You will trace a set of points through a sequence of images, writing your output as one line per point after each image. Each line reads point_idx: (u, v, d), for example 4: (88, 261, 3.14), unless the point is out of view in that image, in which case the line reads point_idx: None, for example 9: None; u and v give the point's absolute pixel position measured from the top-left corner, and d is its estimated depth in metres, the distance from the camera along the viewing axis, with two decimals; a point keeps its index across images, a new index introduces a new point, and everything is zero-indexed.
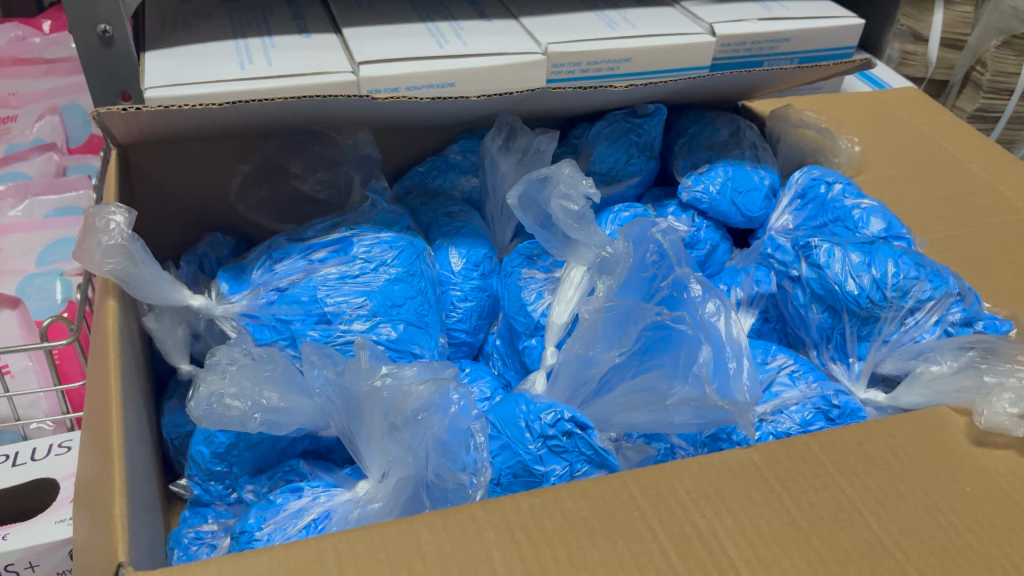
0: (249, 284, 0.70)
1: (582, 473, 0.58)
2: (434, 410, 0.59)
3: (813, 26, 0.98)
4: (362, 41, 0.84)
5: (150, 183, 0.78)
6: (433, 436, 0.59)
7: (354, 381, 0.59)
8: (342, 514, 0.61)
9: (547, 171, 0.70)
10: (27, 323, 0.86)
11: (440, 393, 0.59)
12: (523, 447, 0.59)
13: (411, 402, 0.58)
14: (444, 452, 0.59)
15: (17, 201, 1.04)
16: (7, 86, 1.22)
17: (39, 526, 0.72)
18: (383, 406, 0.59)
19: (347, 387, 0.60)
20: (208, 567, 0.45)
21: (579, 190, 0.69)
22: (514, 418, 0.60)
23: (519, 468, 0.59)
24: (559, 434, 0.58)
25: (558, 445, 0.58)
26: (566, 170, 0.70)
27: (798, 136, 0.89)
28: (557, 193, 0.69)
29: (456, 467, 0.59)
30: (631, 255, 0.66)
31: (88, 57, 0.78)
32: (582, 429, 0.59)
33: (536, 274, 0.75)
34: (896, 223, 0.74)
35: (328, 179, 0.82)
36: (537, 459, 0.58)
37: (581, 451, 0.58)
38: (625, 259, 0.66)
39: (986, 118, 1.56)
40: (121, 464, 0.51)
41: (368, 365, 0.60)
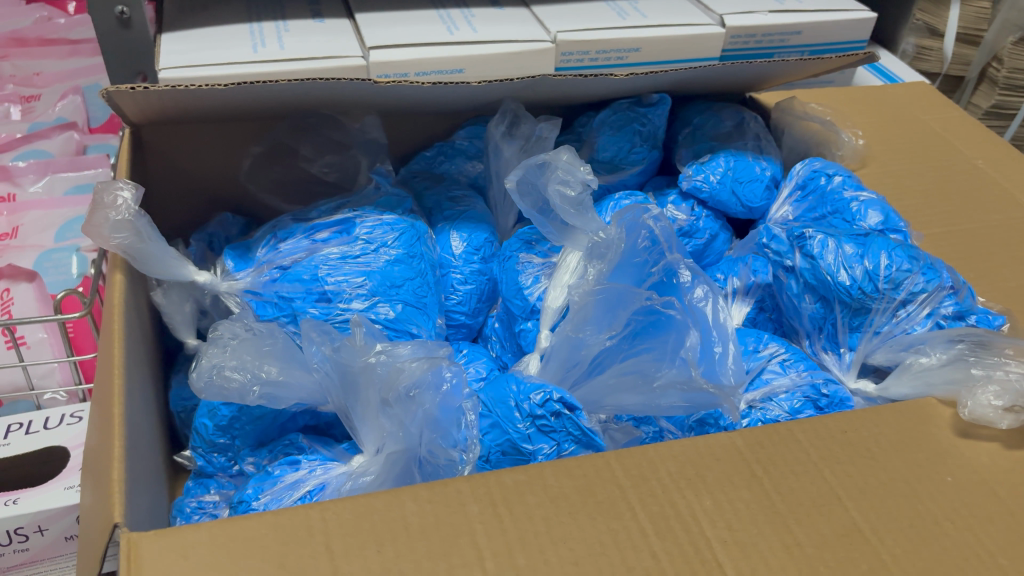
0: (254, 262, 0.72)
1: (570, 453, 0.59)
2: (426, 388, 0.60)
3: (825, 19, 0.98)
4: (373, 26, 0.85)
5: (163, 163, 0.80)
6: (425, 414, 0.60)
7: (349, 357, 0.61)
8: (336, 486, 0.62)
9: (545, 157, 0.71)
10: (44, 296, 0.88)
11: (433, 370, 0.60)
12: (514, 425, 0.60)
13: (403, 378, 0.60)
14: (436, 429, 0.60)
15: (37, 177, 1.08)
16: (33, 67, 1.26)
17: (49, 492, 0.75)
18: (377, 381, 0.60)
19: (341, 362, 0.61)
20: (199, 532, 0.47)
21: (577, 177, 0.70)
22: (505, 396, 0.62)
23: (508, 446, 0.61)
24: (547, 414, 0.60)
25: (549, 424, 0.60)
26: (564, 157, 0.71)
27: (803, 129, 0.90)
28: (554, 179, 0.70)
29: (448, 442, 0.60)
30: (625, 242, 0.67)
31: (106, 38, 0.80)
32: (571, 410, 0.60)
33: (534, 258, 0.76)
34: (893, 216, 0.74)
35: (338, 162, 0.83)
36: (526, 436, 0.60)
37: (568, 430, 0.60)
38: (619, 246, 0.67)
39: (1002, 116, 1.54)
40: (120, 432, 0.53)
41: (363, 342, 0.61)
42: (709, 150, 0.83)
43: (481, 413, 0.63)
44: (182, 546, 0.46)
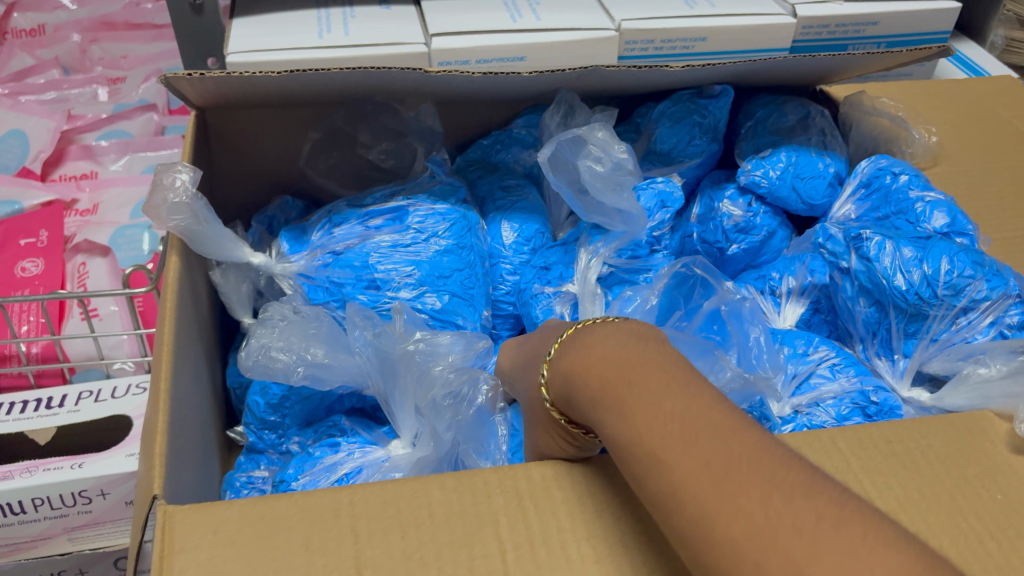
0: (309, 245, 0.75)
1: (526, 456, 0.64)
2: (462, 399, 0.63)
3: (904, 9, 0.94)
4: (437, 14, 0.85)
5: (227, 145, 0.83)
6: (458, 423, 0.62)
7: (389, 343, 0.64)
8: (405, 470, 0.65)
9: (580, 133, 0.76)
10: (116, 271, 0.94)
11: (471, 381, 0.63)
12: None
13: (441, 385, 0.62)
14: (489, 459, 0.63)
15: (118, 156, 1.13)
16: (119, 49, 1.31)
17: (111, 458, 0.78)
18: (416, 369, 0.63)
19: (381, 348, 0.64)
20: (230, 508, 0.48)
21: (611, 155, 0.76)
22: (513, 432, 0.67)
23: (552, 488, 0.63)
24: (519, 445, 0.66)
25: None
26: (598, 133, 0.76)
27: (871, 125, 0.87)
28: (589, 157, 0.76)
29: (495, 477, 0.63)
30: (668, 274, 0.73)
31: (180, 24, 0.83)
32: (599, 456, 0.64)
33: (547, 288, 0.78)
34: (961, 219, 0.73)
35: (393, 149, 0.86)
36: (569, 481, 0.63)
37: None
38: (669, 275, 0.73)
39: None
40: (165, 406, 0.55)
41: (402, 329, 0.65)
42: (770, 144, 0.81)
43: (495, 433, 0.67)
44: (214, 521, 0.47)
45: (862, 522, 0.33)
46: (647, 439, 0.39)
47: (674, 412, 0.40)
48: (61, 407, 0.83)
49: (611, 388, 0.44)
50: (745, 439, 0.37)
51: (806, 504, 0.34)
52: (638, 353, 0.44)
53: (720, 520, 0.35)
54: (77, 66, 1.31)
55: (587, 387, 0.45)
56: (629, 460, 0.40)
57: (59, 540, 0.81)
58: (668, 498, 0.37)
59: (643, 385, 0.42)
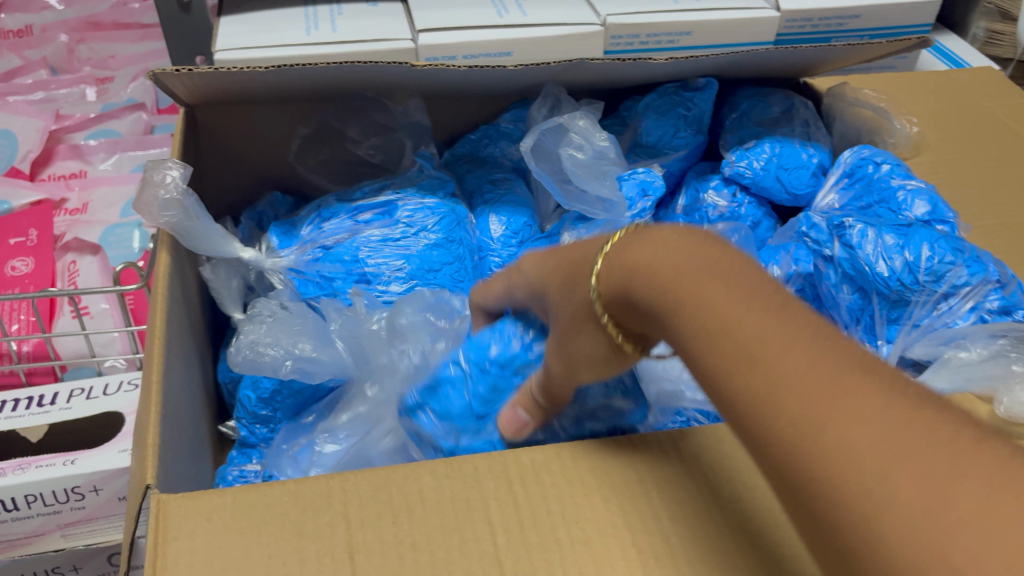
0: (298, 239, 0.76)
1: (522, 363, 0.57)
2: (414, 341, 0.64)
3: (886, 2, 0.95)
4: (423, 10, 0.86)
5: (215, 142, 0.83)
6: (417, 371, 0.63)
7: (354, 325, 0.69)
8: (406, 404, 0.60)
9: (561, 120, 0.79)
10: (107, 268, 0.94)
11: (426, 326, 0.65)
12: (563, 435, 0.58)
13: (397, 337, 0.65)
14: (472, 402, 0.57)
15: (108, 155, 1.13)
16: (107, 49, 1.32)
17: (104, 454, 0.79)
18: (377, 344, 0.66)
19: (347, 332, 0.69)
20: (224, 497, 0.48)
21: (592, 144, 0.79)
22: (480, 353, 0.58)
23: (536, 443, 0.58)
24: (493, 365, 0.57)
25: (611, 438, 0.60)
26: (580, 122, 0.79)
27: (854, 116, 0.89)
28: (569, 143, 0.79)
29: (470, 430, 0.57)
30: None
31: (168, 22, 0.84)
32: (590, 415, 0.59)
33: None
34: (941, 206, 0.74)
35: (382, 145, 0.87)
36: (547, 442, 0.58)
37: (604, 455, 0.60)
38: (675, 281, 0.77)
39: None
40: (157, 399, 0.56)
41: (364, 312, 0.69)
42: (754, 135, 0.82)
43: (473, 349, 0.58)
44: (207, 510, 0.48)
45: (999, 441, 0.28)
46: (739, 348, 0.35)
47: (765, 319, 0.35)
48: (52, 405, 0.83)
49: (683, 289, 0.38)
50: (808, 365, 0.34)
51: (927, 420, 0.29)
52: (712, 255, 0.39)
53: (830, 431, 0.30)
54: (65, 66, 1.31)
55: (644, 291, 0.41)
56: (714, 366, 0.36)
57: (53, 537, 0.82)
58: (760, 412, 0.33)
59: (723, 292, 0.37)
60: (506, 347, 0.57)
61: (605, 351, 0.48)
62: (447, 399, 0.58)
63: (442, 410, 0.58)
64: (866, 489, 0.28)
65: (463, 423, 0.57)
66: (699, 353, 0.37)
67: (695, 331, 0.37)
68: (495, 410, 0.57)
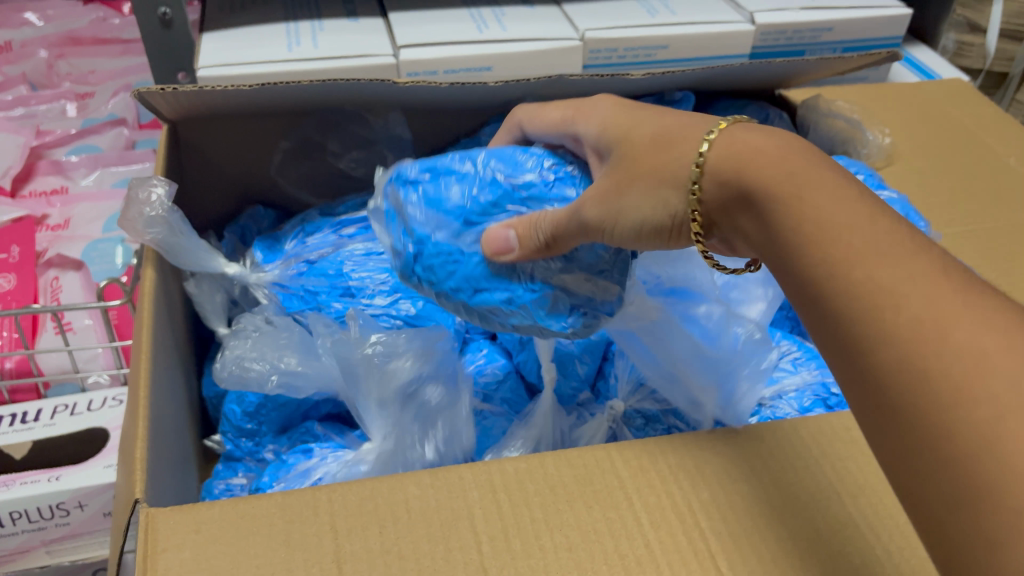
0: (282, 254, 0.78)
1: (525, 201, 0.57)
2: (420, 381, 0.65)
3: (857, 16, 0.97)
4: (404, 25, 0.87)
5: (197, 158, 0.83)
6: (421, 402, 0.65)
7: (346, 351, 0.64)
8: (405, 175, 0.60)
9: None
10: (90, 284, 0.95)
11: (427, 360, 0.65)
12: (518, 286, 0.57)
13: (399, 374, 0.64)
14: (469, 200, 0.57)
15: (89, 171, 1.13)
16: (87, 65, 1.32)
17: (89, 470, 0.79)
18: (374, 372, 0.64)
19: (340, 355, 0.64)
20: (212, 509, 0.49)
21: None
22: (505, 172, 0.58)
23: (494, 270, 0.57)
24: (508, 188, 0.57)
25: (562, 313, 0.58)
26: None
27: (828, 126, 0.90)
28: None
29: (448, 224, 0.57)
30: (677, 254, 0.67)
31: (150, 39, 0.84)
32: (560, 282, 0.57)
33: None
34: (913, 216, 0.76)
35: (363, 157, 0.89)
36: (505, 278, 0.57)
37: (546, 323, 0.58)
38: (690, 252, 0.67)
39: None
40: (145, 413, 0.57)
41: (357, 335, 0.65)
42: None
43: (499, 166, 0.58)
44: (195, 521, 0.48)
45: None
46: (836, 254, 0.41)
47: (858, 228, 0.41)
48: (36, 422, 0.83)
49: (786, 194, 0.45)
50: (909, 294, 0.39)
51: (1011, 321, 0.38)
52: (808, 170, 0.45)
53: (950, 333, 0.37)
54: (44, 81, 1.31)
55: (736, 193, 0.47)
56: (808, 264, 0.42)
57: (37, 553, 0.82)
58: (870, 302, 0.39)
59: (824, 203, 0.43)
60: (531, 173, 0.58)
61: (665, 230, 0.52)
62: (445, 190, 0.58)
63: (434, 195, 0.58)
64: (945, 368, 0.36)
65: (450, 218, 0.57)
66: (799, 254, 0.43)
67: (794, 240, 0.44)
68: (483, 219, 0.57)
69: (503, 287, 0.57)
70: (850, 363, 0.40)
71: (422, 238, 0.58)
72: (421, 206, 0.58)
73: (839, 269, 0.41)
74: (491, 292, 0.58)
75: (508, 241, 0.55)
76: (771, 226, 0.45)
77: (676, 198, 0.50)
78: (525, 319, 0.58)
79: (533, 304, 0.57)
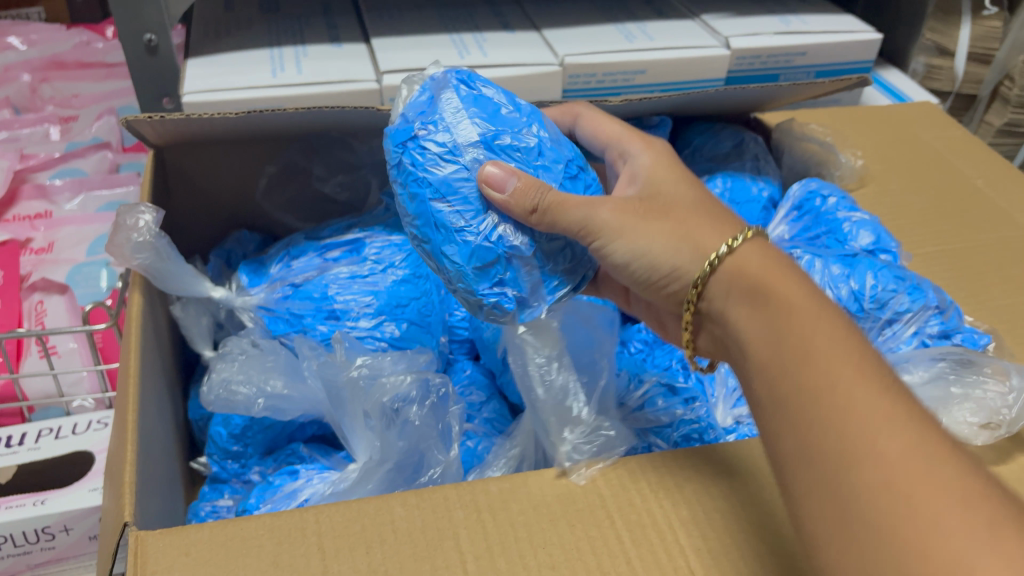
0: (267, 278, 0.79)
1: (544, 168, 0.57)
2: (410, 403, 0.66)
3: (829, 41, 1.00)
4: (387, 52, 0.89)
5: (183, 183, 0.84)
6: (412, 426, 0.65)
7: (333, 372, 0.67)
8: (461, 74, 0.58)
9: None
10: (75, 308, 0.95)
11: (421, 382, 0.67)
12: (481, 227, 0.54)
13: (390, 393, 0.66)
14: (503, 133, 0.57)
15: (73, 195, 1.14)
16: (71, 89, 1.33)
17: (75, 493, 0.79)
18: (361, 393, 0.66)
19: (325, 379, 0.67)
20: (201, 532, 0.50)
21: None
22: (541, 138, 0.58)
23: (476, 199, 0.54)
24: (535, 150, 0.57)
25: (491, 275, 0.55)
26: None
27: (803, 151, 0.93)
28: None
29: (470, 133, 0.55)
30: (595, 320, 0.75)
31: (136, 65, 0.85)
32: (516, 253, 0.55)
33: None
34: (884, 237, 0.78)
35: (348, 182, 0.91)
36: (478, 213, 0.54)
37: (471, 272, 0.55)
38: (607, 330, 0.75)
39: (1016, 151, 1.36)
40: (133, 437, 0.57)
41: (344, 358, 0.68)
42: (707, 171, 0.87)
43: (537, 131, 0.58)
44: (185, 544, 0.49)
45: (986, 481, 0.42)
46: (814, 350, 0.48)
47: (851, 339, 0.48)
48: (21, 446, 0.83)
49: (785, 299, 0.52)
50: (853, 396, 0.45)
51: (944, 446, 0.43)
52: (809, 292, 0.53)
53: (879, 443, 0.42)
54: (27, 105, 1.31)
55: (740, 281, 0.55)
56: (791, 350, 0.48)
57: None
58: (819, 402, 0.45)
59: (823, 313, 0.50)
60: (562, 158, 0.59)
61: (656, 276, 0.59)
62: (486, 111, 0.57)
63: (476, 105, 0.57)
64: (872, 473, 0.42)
65: (479, 131, 0.56)
66: (776, 335, 0.50)
67: (783, 327, 0.50)
68: (500, 154, 0.56)
69: (468, 218, 0.54)
70: (800, 436, 0.45)
71: (434, 129, 0.55)
72: (461, 104, 0.56)
73: (823, 356, 0.47)
74: (455, 213, 0.54)
75: (509, 183, 0.53)
76: (763, 310, 0.52)
77: (687, 257, 0.57)
78: (459, 259, 0.55)
79: (478, 250, 0.54)
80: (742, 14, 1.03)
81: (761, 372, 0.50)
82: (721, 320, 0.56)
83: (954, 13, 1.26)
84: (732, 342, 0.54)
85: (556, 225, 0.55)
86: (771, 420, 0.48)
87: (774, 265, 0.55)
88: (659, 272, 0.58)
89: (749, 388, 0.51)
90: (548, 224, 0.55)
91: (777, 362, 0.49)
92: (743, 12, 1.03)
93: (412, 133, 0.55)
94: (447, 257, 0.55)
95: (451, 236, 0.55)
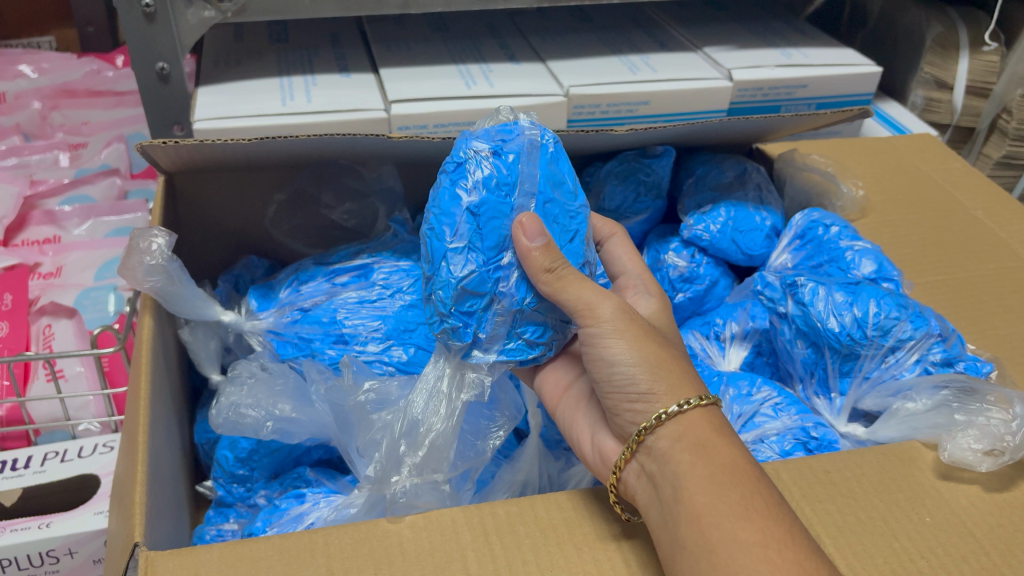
0: (277, 302, 0.80)
1: (565, 244, 0.60)
2: None
3: (830, 73, 1.02)
4: (396, 82, 0.90)
5: (192, 208, 0.86)
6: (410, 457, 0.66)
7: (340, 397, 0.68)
8: (551, 134, 0.62)
9: None
10: (82, 331, 0.96)
11: None
12: (490, 258, 0.57)
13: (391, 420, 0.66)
14: (555, 202, 0.60)
15: (81, 220, 1.14)
16: (81, 117, 1.35)
17: (79, 516, 0.79)
18: (363, 418, 0.67)
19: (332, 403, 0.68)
20: (210, 552, 0.50)
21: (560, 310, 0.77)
22: (577, 228, 0.61)
23: (502, 235, 0.57)
24: (568, 229, 0.60)
25: (463, 302, 0.57)
26: None
27: (804, 180, 0.96)
28: None
29: (532, 182, 0.59)
30: (509, 394, 0.70)
31: (148, 92, 0.87)
32: (498, 300, 0.58)
33: None
34: (886, 265, 0.80)
35: (356, 210, 0.91)
36: (496, 248, 0.57)
37: (453, 287, 0.57)
38: (516, 408, 0.70)
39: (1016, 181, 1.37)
40: (143, 458, 0.58)
41: (352, 382, 0.68)
42: (710, 201, 0.88)
43: (578, 221, 0.61)
44: (194, 563, 0.49)
45: None
46: (750, 519, 0.48)
47: (784, 504, 0.50)
48: (26, 469, 0.84)
49: (733, 465, 0.51)
50: (782, 554, 0.46)
51: None
52: (751, 456, 0.52)
53: None
54: (38, 131, 1.33)
55: (695, 434, 0.52)
56: (733, 504, 0.48)
57: None
58: (740, 565, 0.46)
59: (761, 479, 0.51)
60: (585, 256, 0.62)
61: (630, 389, 0.55)
62: (552, 175, 0.60)
63: (548, 163, 0.60)
64: None
65: (540, 181, 0.59)
66: (719, 492, 0.49)
67: (727, 490, 0.49)
68: (544, 215, 0.59)
69: (483, 244, 0.57)
70: None
71: (503, 159, 0.58)
72: (536, 154, 0.59)
73: (762, 516, 0.48)
74: (474, 233, 0.57)
75: (540, 239, 0.56)
76: (711, 464, 0.51)
77: (665, 388, 0.54)
78: (453, 271, 0.57)
79: (473, 274, 0.57)
80: (745, 46, 1.04)
81: (692, 517, 0.49)
82: (659, 462, 0.53)
83: (952, 48, 1.26)
84: (664, 484, 0.52)
85: (562, 288, 0.56)
86: (693, 567, 0.47)
87: (727, 429, 0.54)
88: (634, 387, 0.55)
89: (674, 534, 0.49)
90: (556, 284, 0.56)
91: (711, 516, 0.48)
92: (746, 45, 1.05)
93: (490, 150, 0.59)
94: (444, 262, 0.57)
95: (459, 249, 0.57)
